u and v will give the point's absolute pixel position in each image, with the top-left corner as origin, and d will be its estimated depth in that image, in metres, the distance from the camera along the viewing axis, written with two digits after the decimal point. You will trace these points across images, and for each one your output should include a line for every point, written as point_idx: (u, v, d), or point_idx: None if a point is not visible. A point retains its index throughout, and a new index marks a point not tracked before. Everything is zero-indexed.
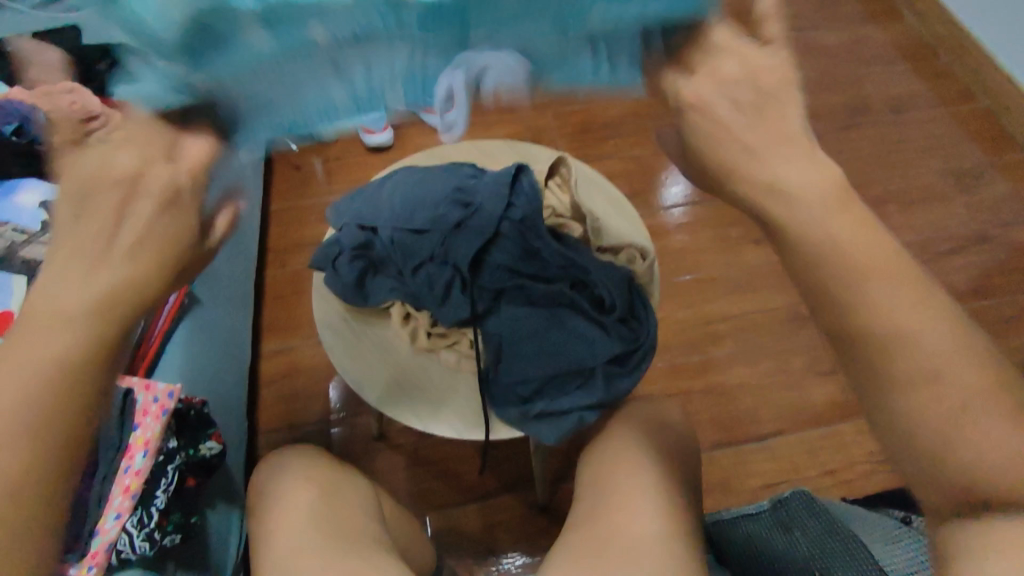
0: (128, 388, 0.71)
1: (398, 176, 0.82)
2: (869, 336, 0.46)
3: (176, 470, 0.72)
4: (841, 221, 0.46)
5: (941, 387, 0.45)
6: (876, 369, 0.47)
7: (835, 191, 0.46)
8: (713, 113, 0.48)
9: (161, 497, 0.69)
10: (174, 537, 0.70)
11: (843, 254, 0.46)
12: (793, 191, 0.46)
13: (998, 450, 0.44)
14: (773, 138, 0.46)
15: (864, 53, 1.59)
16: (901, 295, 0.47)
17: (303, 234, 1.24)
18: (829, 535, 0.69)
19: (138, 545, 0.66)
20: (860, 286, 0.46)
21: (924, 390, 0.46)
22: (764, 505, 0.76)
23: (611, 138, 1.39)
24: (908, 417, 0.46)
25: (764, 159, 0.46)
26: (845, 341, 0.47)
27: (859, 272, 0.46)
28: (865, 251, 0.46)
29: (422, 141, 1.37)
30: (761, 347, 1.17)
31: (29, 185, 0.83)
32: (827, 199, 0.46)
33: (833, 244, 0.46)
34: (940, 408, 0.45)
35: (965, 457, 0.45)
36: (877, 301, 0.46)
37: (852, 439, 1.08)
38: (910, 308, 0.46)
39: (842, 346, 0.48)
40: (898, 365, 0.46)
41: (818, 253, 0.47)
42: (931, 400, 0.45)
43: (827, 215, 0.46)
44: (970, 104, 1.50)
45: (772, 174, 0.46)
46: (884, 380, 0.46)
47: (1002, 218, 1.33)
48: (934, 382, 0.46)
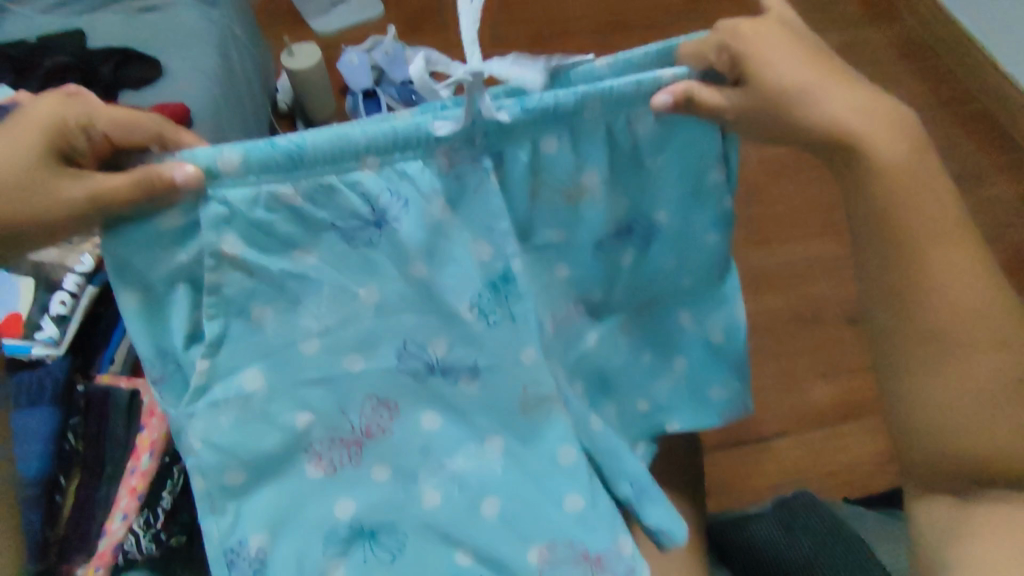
0: (134, 389, 0.72)
1: None
2: (924, 307, 0.51)
3: (182, 470, 0.70)
4: (908, 180, 0.50)
5: (947, 337, 0.51)
6: (919, 356, 0.52)
7: (904, 145, 0.50)
8: (772, 56, 0.49)
9: (166, 499, 0.68)
10: (180, 537, 0.67)
11: (906, 192, 0.50)
12: (859, 126, 0.49)
13: (973, 399, 0.51)
14: (826, 85, 0.49)
15: (864, 54, 1.60)
16: (955, 267, 0.51)
17: None
18: (832, 538, 0.69)
19: (144, 545, 0.65)
20: (918, 262, 0.50)
21: (965, 373, 0.51)
22: (767, 508, 0.76)
23: None
24: (932, 413, 0.52)
25: (835, 97, 0.49)
26: (906, 314, 0.51)
27: (921, 239, 0.50)
28: (921, 216, 0.50)
29: None
30: (762, 349, 1.17)
31: None
32: (895, 150, 0.50)
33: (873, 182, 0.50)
34: (933, 350, 0.51)
35: (933, 394, 0.52)
36: (946, 269, 0.50)
37: (853, 439, 1.09)
38: (953, 266, 0.51)
39: (898, 314, 0.52)
40: (938, 352, 0.51)
41: (892, 222, 0.50)
42: (936, 349, 0.51)
43: (896, 157, 0.50)
44: (970, 105, 1.50)
45: (845, 122, 0.49)
46: (923, 366, 0.52)
47: (1001, 218, 1.34)
48: (945, 337, 0.51)
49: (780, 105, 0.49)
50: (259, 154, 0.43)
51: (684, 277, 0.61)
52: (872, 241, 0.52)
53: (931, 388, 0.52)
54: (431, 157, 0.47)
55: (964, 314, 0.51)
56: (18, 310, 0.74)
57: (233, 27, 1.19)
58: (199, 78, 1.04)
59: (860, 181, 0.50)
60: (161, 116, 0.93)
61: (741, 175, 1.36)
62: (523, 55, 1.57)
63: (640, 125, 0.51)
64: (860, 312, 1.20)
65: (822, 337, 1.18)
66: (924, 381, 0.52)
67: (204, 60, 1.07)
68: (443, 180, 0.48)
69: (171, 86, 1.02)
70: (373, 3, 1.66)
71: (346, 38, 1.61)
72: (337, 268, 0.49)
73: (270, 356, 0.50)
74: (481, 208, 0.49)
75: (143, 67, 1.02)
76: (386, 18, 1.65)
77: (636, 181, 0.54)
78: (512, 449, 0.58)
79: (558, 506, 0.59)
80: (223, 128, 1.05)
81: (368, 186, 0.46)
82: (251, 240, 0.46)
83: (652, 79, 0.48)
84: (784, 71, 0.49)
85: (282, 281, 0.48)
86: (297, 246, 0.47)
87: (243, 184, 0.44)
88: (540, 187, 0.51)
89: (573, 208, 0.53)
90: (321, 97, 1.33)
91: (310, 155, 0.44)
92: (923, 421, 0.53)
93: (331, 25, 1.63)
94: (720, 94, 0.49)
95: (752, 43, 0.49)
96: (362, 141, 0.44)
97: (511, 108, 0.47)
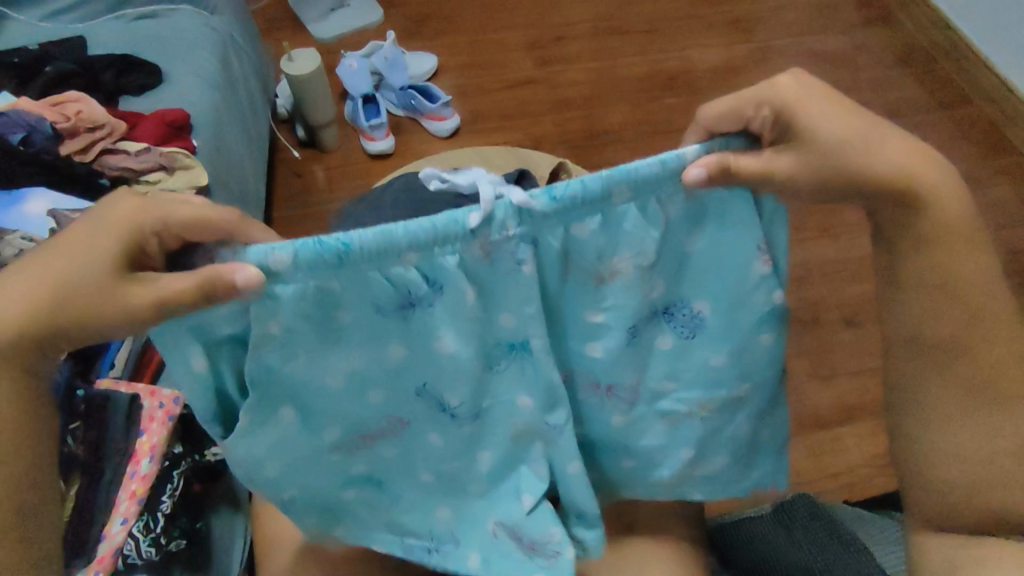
0: (134, 394, 0.72)
1: (399, 185, 0.88)
2: (960, 352, 0.50)
3: (181, 476, 0.73)
4: (955, 223, 0.48)
5: (982, 383, 0.50)
6: (945, 397, 0.51)
7: (961, 203, 0.48)
8: (821, 110, 0.45)
9: (166, 503, 0.70)
10: (180, 542, 0.71)
11: (956, 244, 0.48)
12: (918, 176, 0.46)
13: (991, 444, 0.51)
14: (880, 143, 0.46)
15: (862, 57, 1.61)
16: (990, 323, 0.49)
17: None
18: (834, 542, 0.68)
19: (144, 550, 0.67)
20: (968, 313, 0.49)
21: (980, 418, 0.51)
22: (768, 510, 0.75)
23: (609, 145, 1.43)
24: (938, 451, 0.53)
25: (899, 145, 0.46)
26: (937, 355, 0.51)
27: (972, 294, 0.49)
28: (969, 270, 0.49)
29: (423, 148, 1.42)
30: None
31: (37, 194, 0.82)
32: (956, 208, 0.47)
33: (916, 235, 0.48)
34: (958, 400, 0.51)
35: (956, 439, 0.52)
36: (985, 318, 0.49)
37: (853, 442, 1.09)
38: (982, 322, 0.49)
39: (931, 358, 0.51)
40: (969, 395, 0.51)
41: (944, 275, 0.49)
42: (971, 394, 0.51)
43: (952, 205, 0.47)
44: (968, 108, 1.51)
45: (910, 169, 0.46)
46: (941, 407, 0.52)
47: (999, 221, 1.34)
48: (975, 381, 0.51)
49: (848, 158, 0.45)
50: (305, 252, 0.41)
51: (718, 354, 0.53)
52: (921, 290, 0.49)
53: (953, 430, 0.52)
54: (468, 250, 0.44)
55: (1000, 365, 0.50)
56: None
57: (233, 32, 1.19)
58: (199, 83, 1.04)
59: (920, 231, 0.48)
60: (161, 121, 0.94)
61: None
62: (523, 59, 1.58)
63: (670, 206, 0.46)
64: (858, 315, 1.21)
65: (821, 339, 1.18)
66: (941, 425, 0.52)
67: (204, 66, 1.07)
68: (478, 270, 0.45)
69: (172, 92, 1.02)
70: (373, 9, 1.67)
71: (346, 43, 1.62)
72: (370, 342, 0.47)
73: (304, 398, 0.49)
74: (516, 295, 0.46)
75: (145, 73, 1.02)
76: (386, 24, 1.66)
77: (674, 264, 0.49)
78: (504, 456, 0.56)
79: (515, 499, 0.58)
80: (223, 133, 1.05)
81: (410, 279, 0.44)
82: (290, 326, 0.44)
83: (676, 157, 0.44)
84: (838, 119, 0.45)
85: (312, 352, 0.46)
86: (337, 330, 0.46)
87: (296, 281, 0.42)
88: (572, 269, 0.47)
89: (602, 288, 0.48)
90: (321, 101, 1.32)
91: (356, 251, 0.42)
92: (933, 462, 0.53)
93: (331, 30, 1.63)
94: (760, 160, 0.45)
95: (807, 98, 0.45)
96: (406, 238, 0.42)
97: (537, 200, 0.43)
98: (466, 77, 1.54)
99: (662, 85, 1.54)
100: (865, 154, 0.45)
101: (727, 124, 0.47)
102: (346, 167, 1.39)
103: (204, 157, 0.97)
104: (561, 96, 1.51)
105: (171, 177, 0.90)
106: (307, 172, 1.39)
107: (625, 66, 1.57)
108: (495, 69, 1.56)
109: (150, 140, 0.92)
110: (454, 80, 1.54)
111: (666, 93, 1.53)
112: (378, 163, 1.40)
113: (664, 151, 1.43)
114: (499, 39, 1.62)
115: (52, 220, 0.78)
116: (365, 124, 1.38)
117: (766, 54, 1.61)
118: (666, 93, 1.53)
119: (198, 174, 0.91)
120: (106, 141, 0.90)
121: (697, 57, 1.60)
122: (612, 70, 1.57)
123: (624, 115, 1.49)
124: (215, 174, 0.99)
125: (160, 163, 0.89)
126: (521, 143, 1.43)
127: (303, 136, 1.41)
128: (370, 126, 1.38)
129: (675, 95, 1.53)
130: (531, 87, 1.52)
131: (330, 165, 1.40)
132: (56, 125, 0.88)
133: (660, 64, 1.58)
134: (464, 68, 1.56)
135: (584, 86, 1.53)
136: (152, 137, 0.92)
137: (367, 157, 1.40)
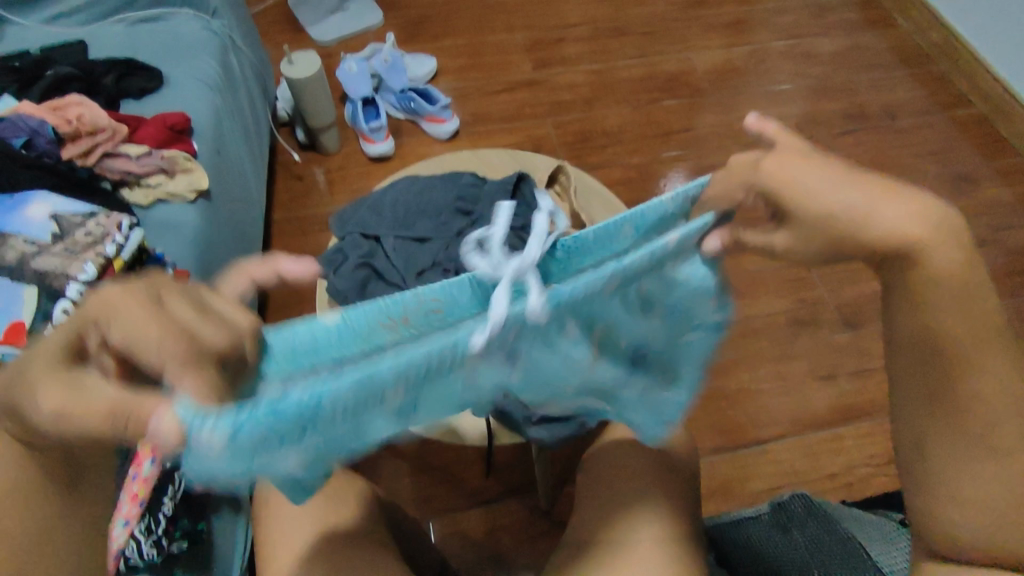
0: None
1: (399, 187, 0.89)
2: (967, 405, 0.44)
3: (181, 478, 0.73)
4: (954, 278, 0.43)
5: (1002, 450, 0.45)
6: (952, 450, 0.46)
7: (960, 250, 0.43)
8: (810, 183, 0.45)
9: (167, 504, 0.70)
10: (181, 543, 0.71)
11: (950, 299, 0.43)
12: (920, 236, 0.42)
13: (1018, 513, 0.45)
14: (877, 206, 0.43)
15: (861, 59, 1.62)
16: (995, 368, 0.44)
17: (304, 243, 1.30)
18: (827, 536, 0.69)
19: (145, 551, 0.67)
20: (968, 372, 0.44)
21: (992, 468, 0.45)
22: (764, 510, 0.78)
23: (609, 147, 1.44)
24: (946, 503, 0.47)
25: (892, 201, 0.43)
26: (937, 411, 0.45)
27: (978, 349, 0.43)
28: (972, 322, 0.43)
29: (423, 151, 1.43)
30: (763, 352, 1.17)
31: (39, 198, 0.82)
32: (952, 264, 0.42)
33: (924, 300, 0.43)
34: (965, 452, 0.45)
35: (973, 508, 0.46)
36: (990, 375, 0.44)
37: (852, 442, 1.09)
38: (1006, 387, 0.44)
39: (932, 414, 0.46)
40: (980, 449, 0.45)
41: (939, 324, 0.43)
42: (988, 459, 0.45)
43: (954, 253, 0.42)
44: (965, 109, 1.51)
45: (912, 232, 0.42)
46: (946, 459, 0.46)
47: (997, 222, 1.35)
48: (994, 444, 0.45)
49: (835, 236, 0.44)
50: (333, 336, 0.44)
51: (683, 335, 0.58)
52: (915, 350, 0.45)
53: (969, 499, 0.46)
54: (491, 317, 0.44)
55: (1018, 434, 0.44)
56: (21, 318, 0.71)
57: (233, 36, 1.19)
58: (200, 87, 1.05)
59: (912, 289, 0.44)
60: (162, 125, 0.94)
61: None
62: (522, 61, 1.58)
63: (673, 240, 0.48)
64: (857, 315, 1.21)
65: (820, 340, 1.19)
66: (955, 492, 0.46)
67: (205, 70, 1.08)
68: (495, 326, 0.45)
69: (172, 96, 1.03)
70: (372, 12, 1.67)
71: (346, 46, 1.63)
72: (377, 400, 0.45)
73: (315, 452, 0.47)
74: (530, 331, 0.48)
75: (145, 77, 1.03)
76: (386, 26, 1.66)
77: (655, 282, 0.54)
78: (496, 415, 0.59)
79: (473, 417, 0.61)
80: (223, 137, 1.05)
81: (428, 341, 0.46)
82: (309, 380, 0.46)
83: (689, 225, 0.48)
84: (822, 189, 0.44)
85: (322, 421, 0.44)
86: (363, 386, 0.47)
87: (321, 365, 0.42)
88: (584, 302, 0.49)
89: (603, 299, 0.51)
90: (321, 103, 1.32)
91: (382, 347, 0.43)
92: (943, 516, 0.47)
93: (332, 33, 1.64)
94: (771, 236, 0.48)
95: (788, 169, 0.46)
96: (421, 343, 0.44)
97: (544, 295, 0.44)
98: (465, 79, 1.55)
99: (662, 87, 1.54)
100: (854, 223, 0.44)
101: (722, 203, 0.49)
102: (346, 170, 1.40)
103: (204, 161, 0.97)
104: (560, 98, 1.52)
105: (172, 179, 0.92)
106: (307, 174, 1.40)
107: (624, 67, 1.58)
108: (494, 71, 1.56)
109: (152, 143, 0.92)
110: (454, 82, 1.54)
111: (666, 95, 1.53)
112: (378, 165, 1.41)
113: (663, 153, 1.44)
114: (499, 41, 1.62)
115: (54, 224, 0.79)
116: (365, 127, 1.38)
117: (765, 55, 1.62)
118: (665, 95, 1.53)
119: (199, 178, 0.93)
120: (107, 145, 0.90)
121: (696, 59, 1.61)
122: (611, 72, 1.57)
123: (623, 117, 1.49)
124: (215, 178, 0.99)
125: (161, 166, 0.90)
126: (521, 145, 1.44)
127: (303, 139, 1.42)
128: (370, 129, 1.38)
129: (674, 96, 1.53)
130: (530, 89, 1.53)
131: (331, 167, 1.40)
132: (58, 129, 0.88)
133: (660, 66, 1.59)
134: (463, 70, 1.57)
135: (584, 88, 1.53)
136: (153, 140, 0.92)
137: (367, 159, 1.41)
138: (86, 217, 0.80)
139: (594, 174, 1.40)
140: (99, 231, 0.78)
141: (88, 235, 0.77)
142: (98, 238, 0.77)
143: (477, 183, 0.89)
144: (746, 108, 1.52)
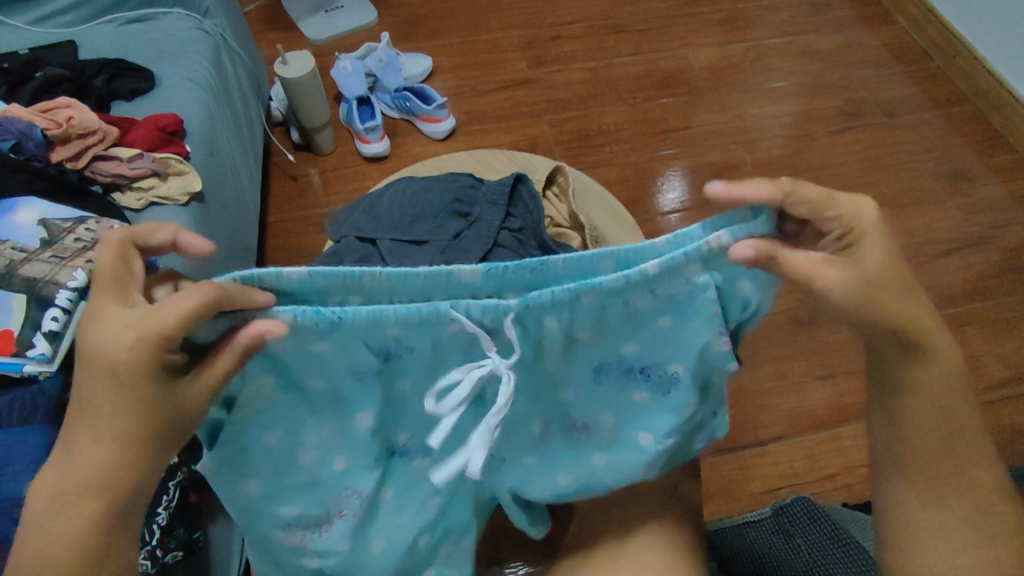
0: None
1: (395, 189, 0.87)
2: (924, 452, 0.51)
3: (177, 485, 0.73)
4: (942, 352, 0.50)
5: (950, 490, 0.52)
6: (907, 488, 0.53)
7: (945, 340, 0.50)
8: (869, 256, 0.46)
9: (161, 515, 0.69)
10: (177, 553, 0.70)
11: (930, 373, 0.50)
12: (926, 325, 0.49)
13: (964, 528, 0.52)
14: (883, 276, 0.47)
15: (857, 56, 1.61)
16: (953, 423, 0.51)
17: (299, 245, 1.29)
18: (829, 541, 0.67)
19: (138, 563, 0.66)
20: (929, 427, 0.51)
21: (941, 507, 0.52)
22: (767, 513, 0.74)
23: (606, 145, 1.43)
24: (909, 538, 0.53)
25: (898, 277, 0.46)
26: (906, 458, 0.52)
27: (940, 408, 0.51)
28: (945, 393, 0.51)
29: (418, 151, 1.42)
30: (760, 352, 1.17)
31: (27, 204, 0.80)
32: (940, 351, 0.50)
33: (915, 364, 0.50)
34: (924, 488, 0.52)
35: (926, 512, 0.52)
36: (946, 435, 0.51)
37: (851, 442, 1.09)
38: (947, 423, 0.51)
39: (900, 460, 0.52)
40: (932, 489, 0.52)
41: (913, 389, 0.51)
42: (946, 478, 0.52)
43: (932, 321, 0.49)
44: (962, 106, 1.51)
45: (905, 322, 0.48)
46: (904, 497, 0.53)
47: (995, 219, 1.34)
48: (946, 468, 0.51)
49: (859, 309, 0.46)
50: (306, 317, 0.41)
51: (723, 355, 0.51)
52: (894, 409, 0.52)
53: (916, 504, 0.52)
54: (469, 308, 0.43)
55: (960, 460, 0.51)
56: (11, 327, 0.69)
57: (225, 36, 1.18)
58: (191, 87, 1.03)
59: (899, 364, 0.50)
60: (154, 127, 0.93)
61: (738, 181, 1.39)
62: (518, 60, 1.57)
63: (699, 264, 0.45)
64: None
65: (819, 340, 1.18)
66: (909, 497, 0.53)
67: (196, 69, 1.06)
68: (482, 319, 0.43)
69: (164, 96, 1.01)
70: (366, 10, 1.66)
71: (339, 45, 1.61)
72: (340, 361, 0.45)
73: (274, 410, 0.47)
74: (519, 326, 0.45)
75: (135, 77, 1.01)
76: (379, 25, 1.65)
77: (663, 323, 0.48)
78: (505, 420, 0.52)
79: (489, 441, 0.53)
80: (216, 137, 1.04)
81: (400, 343, 0.44)
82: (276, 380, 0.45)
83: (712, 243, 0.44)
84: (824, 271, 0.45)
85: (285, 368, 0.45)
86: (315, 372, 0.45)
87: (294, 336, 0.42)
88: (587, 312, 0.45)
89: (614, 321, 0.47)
90: (314, 103, 1.31)
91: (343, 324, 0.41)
92: (903, 548, 0.53)
93: (326, 32, 1.62)
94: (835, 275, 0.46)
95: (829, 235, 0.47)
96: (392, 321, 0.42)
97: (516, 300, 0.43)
98: (461, 78, 1.54)
99: (657, 85, 1.53)
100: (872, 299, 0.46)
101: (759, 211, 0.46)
102: (340, 170, 1.39)
103: (197, 162, 0.96)
104: (556, 96, 1.51)
105: (164, 182, 0.91)
106: (301, 175, 1.39)
107: (620, 65, 1.56)
108: (490, 69, 1.55)
109: (143, 146, 0.91)
110: (448, 81, 1.53)
111: (662, 92, 1.52)
112: (373, 165, 1.39)
113: (659, 151, 1.43)
114: (494, 39, 1.61)
115: (43, 230, 0.77)
116: (360, 127, 1.37)
117: (762, 52, 1.61)
118: (661, 93, 1.52)
119: (192, 180, 0.92)
120: (98, 148, 0.89)
121: (693, 57, 1.60)
122: (608, 70, 1.56)
123: (619, 115, 1.48)
124: (208, 180, 0.98)
125: (153, 168, 0.89)
126: (517, 144, 1.43)
127: (297, 139, 1.40)
128: (365, 129, 1.36)
129: (670, 94, 1.52)
130: (526, 88, 1.51)
131: (325, 167, 1.39)
132: (48, 132, 0.87)
133: (655, 63, 1.58)
134: (459, 68, 1.55)
135: (580, 86, 1.52)
136: (145, 142, 0.91)
137: (362, 159, 1.40)
138: (76, 222, 0.78)
139: (589, 174, 1.39)
140: (90, 238, 0.77)
141: (79, 241, 0.76)
142: (89, 244, 0.76)
143: (473, 185, 0.88)
144: (743, 106, 1.51)
